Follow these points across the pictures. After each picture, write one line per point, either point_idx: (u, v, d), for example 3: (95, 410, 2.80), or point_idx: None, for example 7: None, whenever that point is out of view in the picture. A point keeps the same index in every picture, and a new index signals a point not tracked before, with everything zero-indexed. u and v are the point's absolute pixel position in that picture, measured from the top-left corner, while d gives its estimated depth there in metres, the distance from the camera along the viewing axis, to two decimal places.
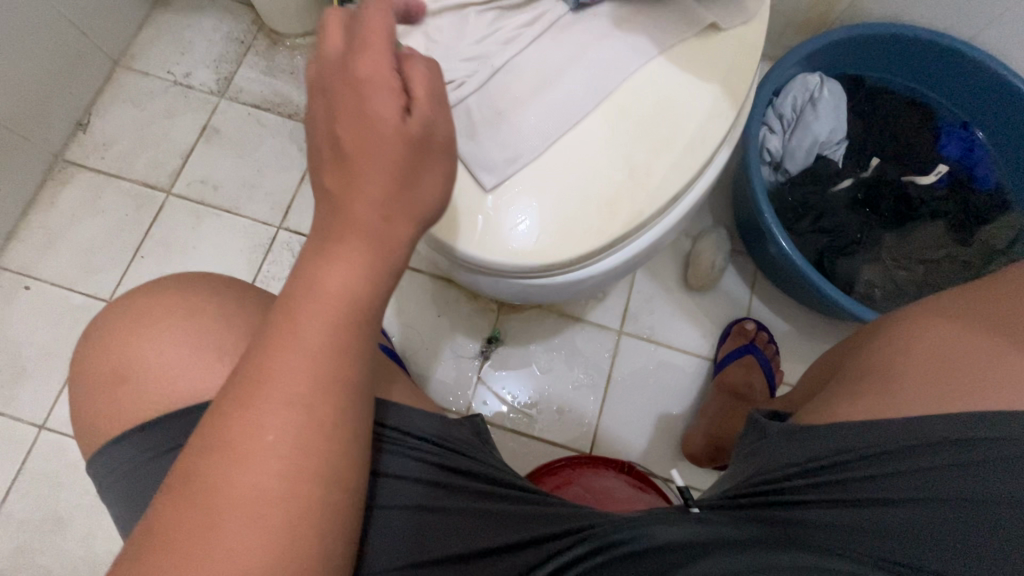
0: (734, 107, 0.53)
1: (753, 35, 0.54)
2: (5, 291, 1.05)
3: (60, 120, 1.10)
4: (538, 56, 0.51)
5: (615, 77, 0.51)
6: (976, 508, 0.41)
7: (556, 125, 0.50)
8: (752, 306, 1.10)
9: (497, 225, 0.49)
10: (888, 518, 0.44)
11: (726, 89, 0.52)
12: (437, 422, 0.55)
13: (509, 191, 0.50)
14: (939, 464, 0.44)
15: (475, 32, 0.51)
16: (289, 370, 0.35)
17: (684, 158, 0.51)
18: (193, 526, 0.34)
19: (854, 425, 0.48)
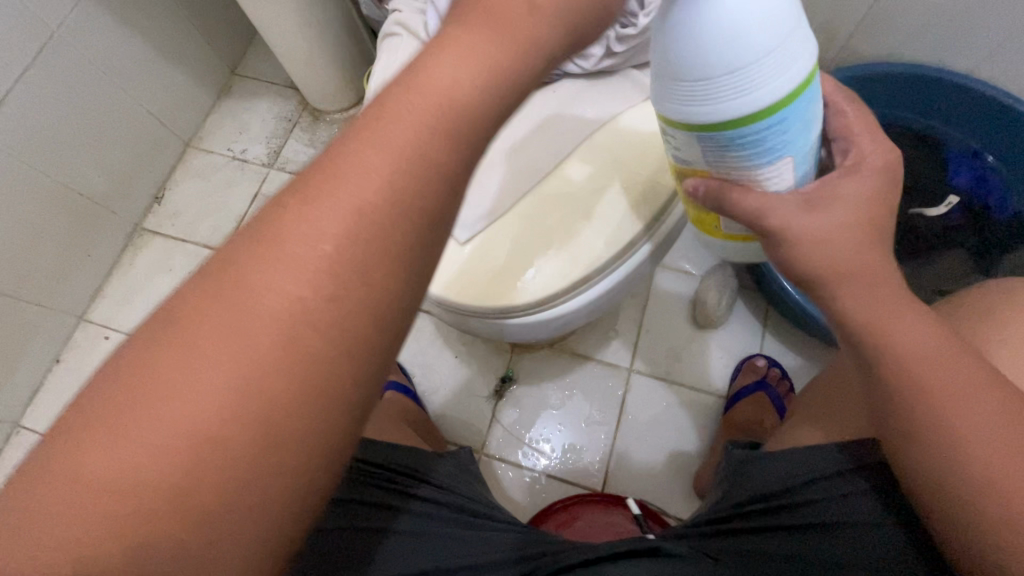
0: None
1: None
2: (89, 340, 1.22)
3: (140, 194, 1.29)
4: (505, 128, 0.60)
5: (571, 142, 0.59)
6: (894, 522, 0.52)
7: (519, 186, 0.58)
8: (765, 342, 1.10)
9: (470, 273, 0.57)
10: (826, 536, 0.55)
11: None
12: (412, 456, 0.66)
13: (480, 244, 0.58)
14: (860, 486, 0.55)
15: None
16: (237, 319, 0.26)
17: (636, 210, 0.57)
18: (60, 504, 0.24)
19: (798, 456, 0.60)
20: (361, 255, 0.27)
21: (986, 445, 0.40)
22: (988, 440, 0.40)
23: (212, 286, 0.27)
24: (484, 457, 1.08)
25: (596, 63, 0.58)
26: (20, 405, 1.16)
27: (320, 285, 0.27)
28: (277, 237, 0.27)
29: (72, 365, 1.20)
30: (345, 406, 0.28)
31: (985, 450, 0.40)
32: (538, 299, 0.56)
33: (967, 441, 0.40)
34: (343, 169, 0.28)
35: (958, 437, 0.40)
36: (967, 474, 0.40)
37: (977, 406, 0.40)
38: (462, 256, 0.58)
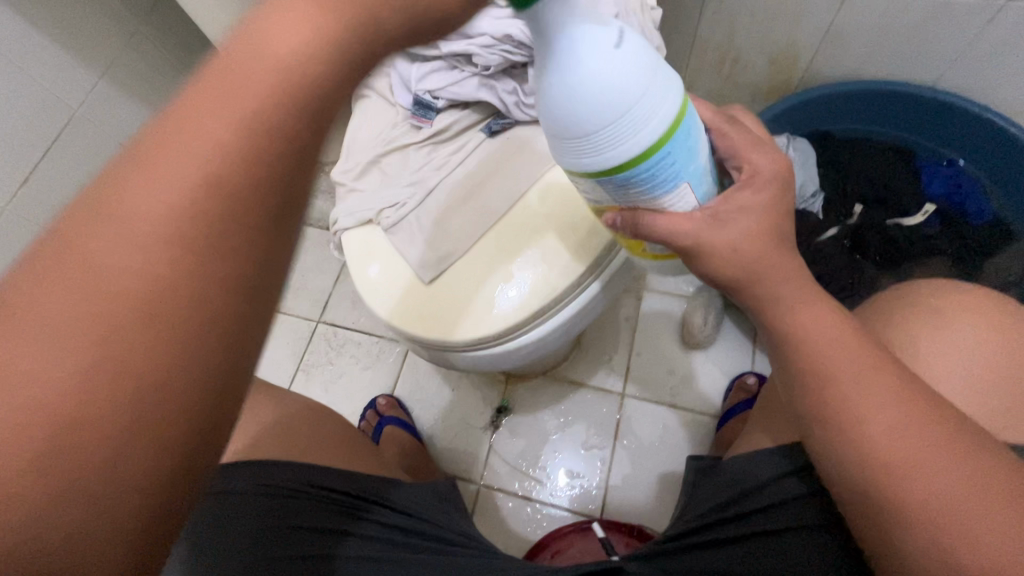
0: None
1: None
2: None
3: None
4: (464, 175, 0.65)
5: (524, 182, 0.63)
6: (830, 530, 0.55)
7: (478, 227, 0.63)
8: (755, 359, 1.11)
9: (435, 310, 0.61)
10: (769, 542, 0.58)
11: None
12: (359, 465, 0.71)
13: (444, 283, 0.62)
14: (798, 492, 0.58)
15: (416, 164, 0.66)
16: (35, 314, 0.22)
17: (588, 240, 0.61)
18: None
19: (747, 464, 0.63)
20: (221, 220, 0.25)
21: (900, 453, 0.43)
22: (897, 448, 0.43)
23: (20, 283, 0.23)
24: (482, 488, 1.09)
25: None
26: None
27: (164, 269, 0.24)
28: (108, 213, 0.24)
29: None
30: (211, 369, 0.26)
31: (896, 457, 0.43)
32: (497, 327, 0.59)
33: (882, 447, 0.43)
34: (165, 153, 0.25)
35: (872, 438, 0.44)
36: (880, 476, 0.43)
37: (891, 411, 0.44)
38: (426, 295, 0.62)
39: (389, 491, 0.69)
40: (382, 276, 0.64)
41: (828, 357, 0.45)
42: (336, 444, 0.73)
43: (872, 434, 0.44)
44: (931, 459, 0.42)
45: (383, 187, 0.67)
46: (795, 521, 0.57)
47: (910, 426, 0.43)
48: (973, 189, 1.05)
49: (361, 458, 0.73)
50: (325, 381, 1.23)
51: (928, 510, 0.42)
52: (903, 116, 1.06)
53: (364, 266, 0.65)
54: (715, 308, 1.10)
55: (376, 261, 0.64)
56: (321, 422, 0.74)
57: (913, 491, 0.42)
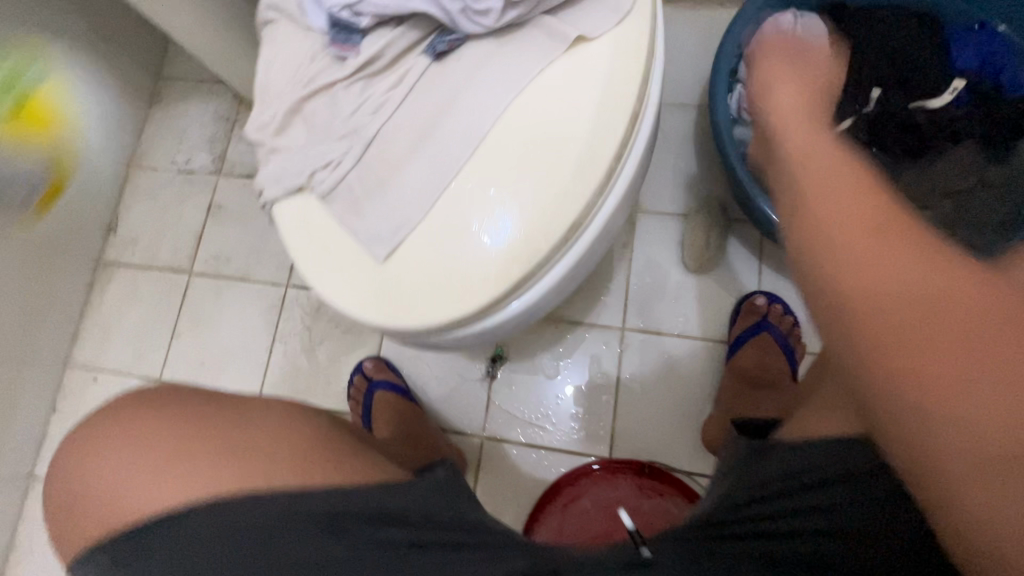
0: (621, 121, 0.50)
1: (632, 34, 0.51)
2: (79, 383, 1.20)
3: (92, 227, 1.25)
4: (408, 116, 0.51)
5: (486, 118, 0.50)
6: (925, 542, 0.49)
7: (435, 183, 0.50)
8: (762, 278, 1.03)
9: (396, 292, 0.51)
10: (845, 532, 0.52)
11: (607, 104, 0.50)
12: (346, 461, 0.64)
13: (402, 258, 0.50)
14: (888, 487, 0.52)
15: (346, 108, 0.52)
16: None
17: (573, 188, 0.49)
18: None
19: (834, 443, 0.57)
20: None
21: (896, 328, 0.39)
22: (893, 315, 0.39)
23: None
24: (486, 441, 1.05)
25: (500, 17, 0.48)
26: (26, 462, 1.16)
27: None
28: None
29: (69, 409, 1.20)
30: None
31: (891, 333, 0.39)
32: (471, 305, 0.49)
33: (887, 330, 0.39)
34: None
35: (871, 301, 0.40)
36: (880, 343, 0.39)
37: (911, 273, 0.39)
38: (382, 276, 0.51)
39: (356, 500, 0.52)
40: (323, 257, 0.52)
41: (830, 220, 0.44)
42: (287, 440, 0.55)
43: (871, 297, 0.40)
44: (989, 370, 0.35)
45: (310, 143, 0.53)
46: (872, 524, 0.51)
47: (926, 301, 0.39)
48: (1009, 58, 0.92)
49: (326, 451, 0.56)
50: (304, 350, 1.15)
51: (969, 418, 0.36)
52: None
53: (302, 246, 0.53)
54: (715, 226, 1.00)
55: (315, 240, 0.52)
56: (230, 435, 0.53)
57: (924, 365, 0.37)
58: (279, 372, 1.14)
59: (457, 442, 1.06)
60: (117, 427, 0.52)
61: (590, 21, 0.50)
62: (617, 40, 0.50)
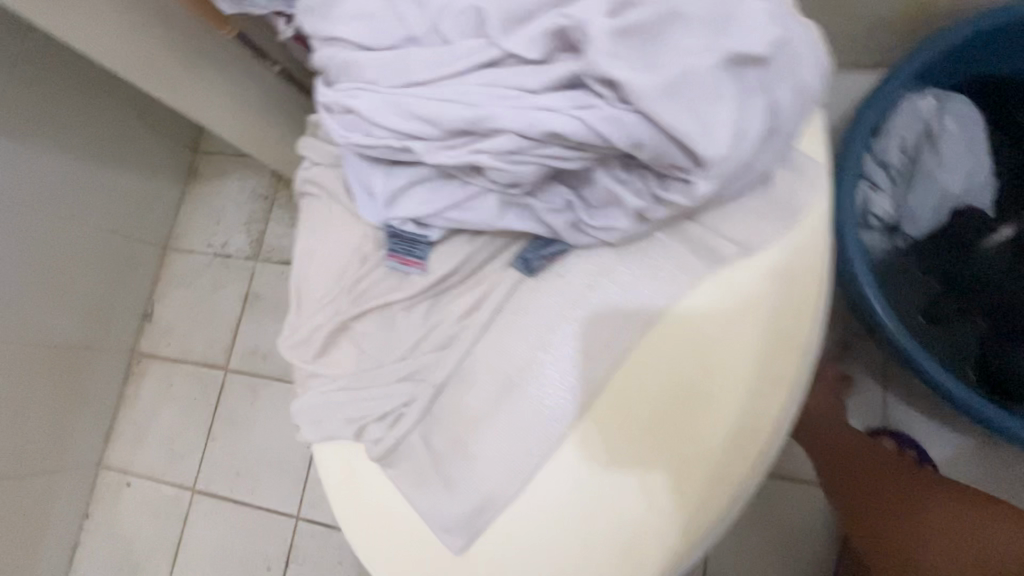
0: (792, 374, 0.35)
1: (806, 244, 0.36)
2: (113, 488, 1.13)
3: (126, 319, 1.18)
4: (490, 357, 0.38)
5: (599, 363, 0.36)
6: None
7: (526, 455, 0.36)
8: (886, 409, 0.85)
9: None
10: None
11: (773, 347, 0.35)
12: None
13: (478, 559, 0.37)
14: None
15: (407, 339, 0.40)
16: None
17: (723, 473, 0.35)
18: None
19: None
20: None
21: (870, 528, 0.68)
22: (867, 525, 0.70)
23: None
24: None
25: (627, 233, 0.37)
26: (60, 572, 1.10)
27: None
28: None
29: (102, 517, 1.12)
30: None
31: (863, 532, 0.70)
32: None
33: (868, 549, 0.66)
34: None
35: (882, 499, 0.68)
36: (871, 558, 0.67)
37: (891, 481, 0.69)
38: (454, 566, 0.37)
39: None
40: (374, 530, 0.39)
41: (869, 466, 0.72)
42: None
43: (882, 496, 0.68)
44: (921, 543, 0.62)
45: (357, 376, 0.40)
46: None
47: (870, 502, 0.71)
48: None
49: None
50: None
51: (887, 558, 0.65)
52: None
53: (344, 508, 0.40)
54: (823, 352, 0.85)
55: (364, 503, 0.40)
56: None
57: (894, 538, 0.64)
58: (319, 488, 1.04)
59: None
60: None
61: (744, 225, 0.37)
62: (785, 251, 0.37)
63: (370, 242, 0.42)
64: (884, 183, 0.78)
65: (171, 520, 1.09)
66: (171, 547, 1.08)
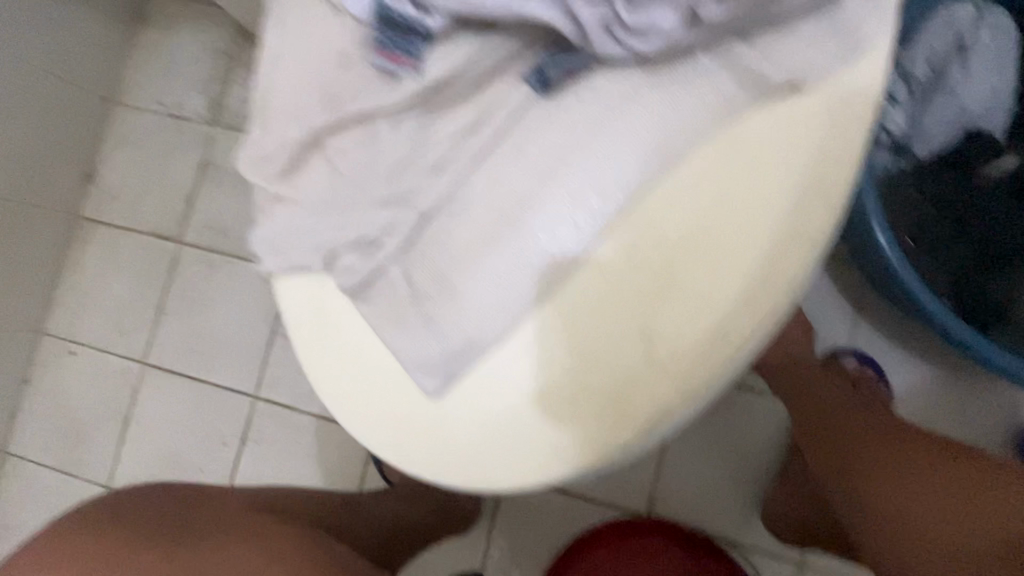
0: (815, 231, 0.33)
1: (846, 94, 0.34)
2: (55, 356, 1.07)
3: (65, 176, 1.06)
4: (493, 183, 0.36)
5: (614, 199, 0.34)
6: None
7: (523, 287, 0.34)
8: (853, 330, 0.86)
9: (447, 438, 0.36)
10: None
11: (798, 196, 0.34)
12: None
13: (460, 393, 0.35)
14: None
15: (391, 156, 0.36)
16: None
17: (729, 320, 0.33)
18: None
19: None
20: None
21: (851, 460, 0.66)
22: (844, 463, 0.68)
23: None
24: None
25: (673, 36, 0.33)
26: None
27: None
28: None
29: (44, 384, 1.07)
30: None
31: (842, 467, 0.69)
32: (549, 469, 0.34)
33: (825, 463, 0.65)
34: None
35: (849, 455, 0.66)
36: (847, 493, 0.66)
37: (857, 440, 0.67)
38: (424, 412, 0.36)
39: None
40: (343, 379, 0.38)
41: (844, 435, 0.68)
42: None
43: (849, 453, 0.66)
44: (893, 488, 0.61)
45: (335, 200, 0.37)
46: None
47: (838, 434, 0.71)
48: None
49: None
50: None
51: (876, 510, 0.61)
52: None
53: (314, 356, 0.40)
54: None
55: (336, 343, 0.39)
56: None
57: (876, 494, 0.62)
58: (279, 371, 1.00)
59: None
60: None
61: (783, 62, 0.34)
62: (831, 103, 0.34)
63: (351, 38, 0.36)
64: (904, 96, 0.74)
65: (120, 392, 1.05)
66: (120, 419, 1.05)
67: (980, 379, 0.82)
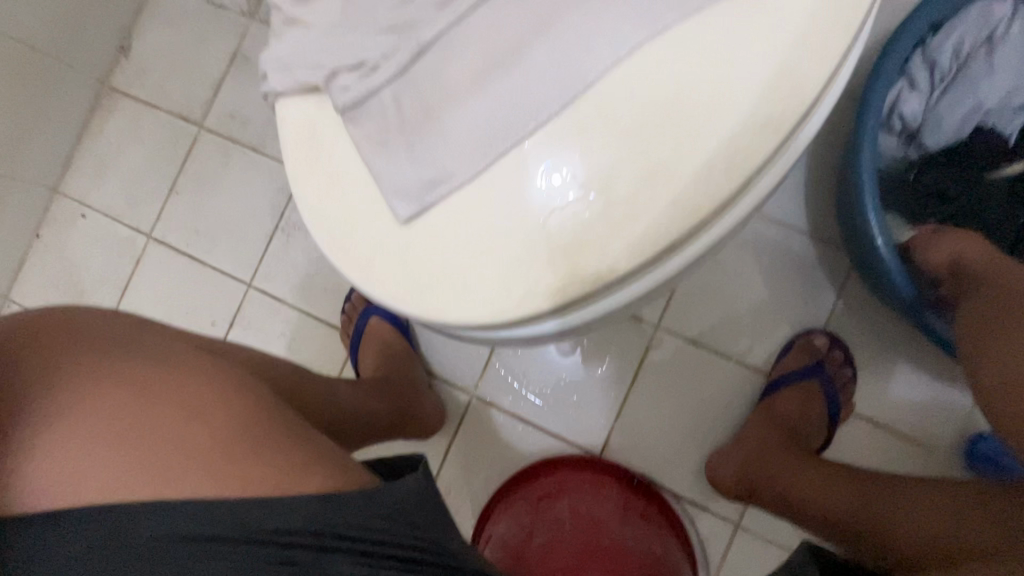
0: (793, 115, 0.34)
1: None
2: (65, 217, 1.11)
3: (101, 44, 1.08)
4: (489, 26, 0.35)
5: (604, 54, 0.34)
6: None
7: (503, 131, 0.35)
8: (830, 311, 0.88)
9: (409, 270, 0.37)
10: None
11: (781, 86, 0.34)
12: (319, 478, 0.47)
13: (430, 227, 0.37)
14: None
15: None
16: None
17: (687, 194, 0.35)
18: None
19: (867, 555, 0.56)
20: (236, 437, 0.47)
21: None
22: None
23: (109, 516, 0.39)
24: (475, 399, 0.97)
25: None
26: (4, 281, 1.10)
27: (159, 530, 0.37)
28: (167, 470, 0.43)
29: (51, 241, 1.10)
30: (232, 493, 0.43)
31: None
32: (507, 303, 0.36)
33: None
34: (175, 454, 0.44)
35: None
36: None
37: None
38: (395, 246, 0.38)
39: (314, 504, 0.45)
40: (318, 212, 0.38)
41: None
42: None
43: None
44: None
45: (340, 23, 0.37)
46: None
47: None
48: None
49: (268, 418, 0.50)
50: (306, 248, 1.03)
51: None
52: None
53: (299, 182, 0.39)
54: (774, 254, 0.89)
55: (325, 171, 0.39)
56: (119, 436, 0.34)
57: None
58: (276, 264, 1.04)
59: (443, 391, 0.98)
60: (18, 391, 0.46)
61: None
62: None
63: None
64: (924, 86, 0.75)
65: (123, 260, 1.08)
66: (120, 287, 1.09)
67: (944, 377, 0.84)
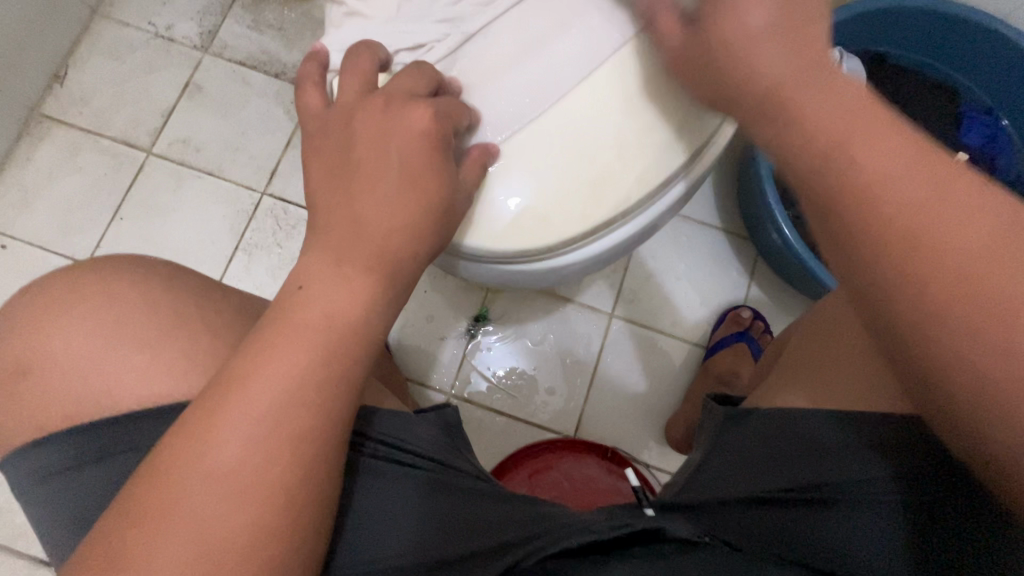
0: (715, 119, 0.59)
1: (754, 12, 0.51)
2: None
3: (34, 72, 1.04)
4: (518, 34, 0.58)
5: (600, 57, 0.57)
6: (843, 507, 0.48)
7: (541, 107, 0.56)
8: (747, 290, 1.07)
9: (488, 205, 0.55)
10: (825, 521, 0.48)
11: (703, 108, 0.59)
12: (422, 429, 0.57)
13: (497, 175, 0.55)
14: (850, 495, 0.48)
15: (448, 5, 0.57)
16: (163, 529, 0.36)
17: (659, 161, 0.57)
18: None
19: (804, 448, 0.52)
20: None
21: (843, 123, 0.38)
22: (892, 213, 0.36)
23: (131, 491, 0.38)
24: (453, 397, 1.02)
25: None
26: None
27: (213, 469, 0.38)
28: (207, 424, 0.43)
29: None
30: None
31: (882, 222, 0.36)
32: (535, 250, 0.56)
33: None
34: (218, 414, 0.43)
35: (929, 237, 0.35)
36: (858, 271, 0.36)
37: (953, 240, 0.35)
38: (453, 200, 0.49)
39: (427, 437, 0.57)
40: (379, 167, 0.46)
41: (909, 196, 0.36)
42: (339, 287, 0.43)
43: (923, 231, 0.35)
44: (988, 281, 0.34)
45: (398, 21, 0.58)
46: (841, 523, 0.48)
47: (806, 65, 0.41)
48: (1006, 143, 0.96)
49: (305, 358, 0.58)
50: (269, 265, 1.04)
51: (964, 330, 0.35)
52: (950, 50, 0.96)
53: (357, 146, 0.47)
54: (699, 245, 1.07)
55: None
56: (283, 326, 0.41)
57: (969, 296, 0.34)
58: (238, 283, 1.03)
59: (421, 393, 1.02)
60: (65, 336, 0.52)
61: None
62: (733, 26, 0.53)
63: None
64: None
65: None
66: None
67: None
